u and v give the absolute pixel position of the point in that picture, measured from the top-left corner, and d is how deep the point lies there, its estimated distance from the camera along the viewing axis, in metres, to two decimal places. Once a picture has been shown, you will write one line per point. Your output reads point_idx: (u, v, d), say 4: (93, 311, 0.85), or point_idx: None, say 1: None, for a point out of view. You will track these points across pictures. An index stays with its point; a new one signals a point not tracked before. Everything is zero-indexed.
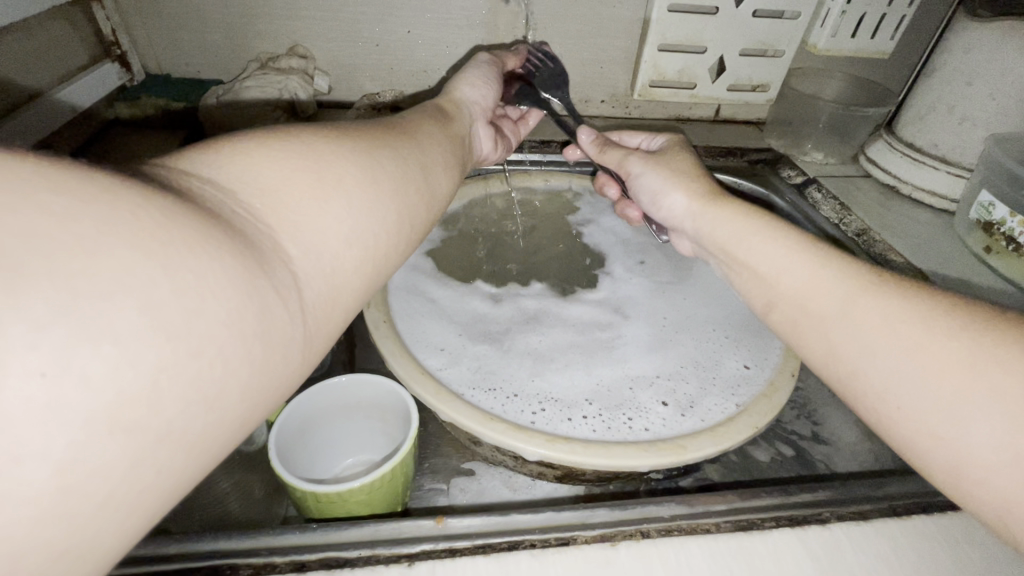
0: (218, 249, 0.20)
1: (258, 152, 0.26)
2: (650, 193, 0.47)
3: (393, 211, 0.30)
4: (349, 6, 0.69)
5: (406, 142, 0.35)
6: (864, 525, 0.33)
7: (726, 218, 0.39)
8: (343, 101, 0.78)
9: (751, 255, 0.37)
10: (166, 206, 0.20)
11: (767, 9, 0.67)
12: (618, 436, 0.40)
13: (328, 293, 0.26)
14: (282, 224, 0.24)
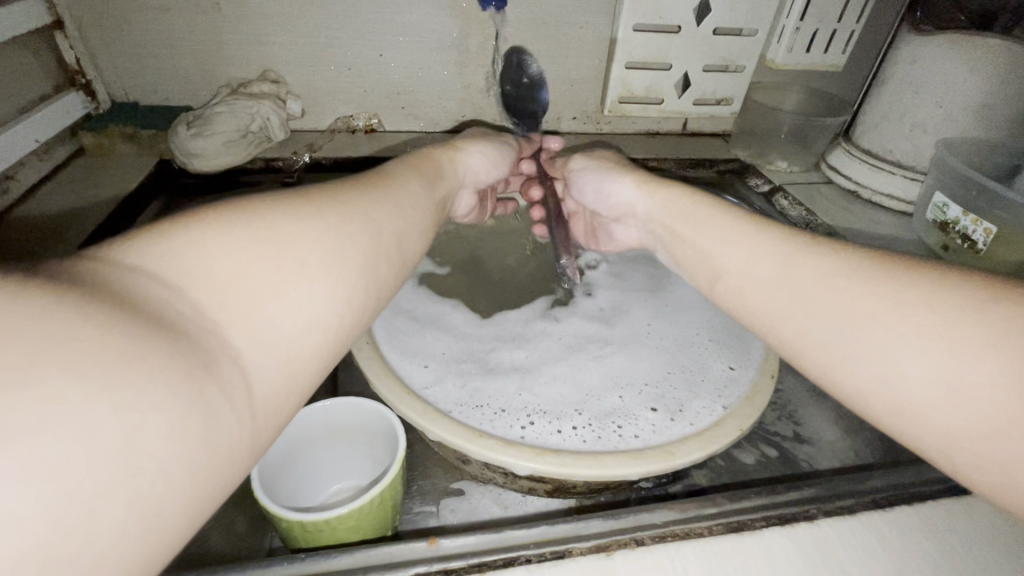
0: (159, 355, 0.19)
1: (210, 238, 0.25)
2: (596, 184, 0.53)
3: (359, 287, 0.30)
4: (320, 30, 0.69)
5: (373, 201, 0.35)
6: (849, 519, 0.34)
7: (706, 218, 0.41)
8: (317, 125, 0.78)
9: (710, 249, 0.39)
10: (104, 320, 0.19)
11: (726, 28, 0.70)
12: (609, 446, 0.40)
13: (282, 384, 0.24)
14: (234, 318, 0.23)
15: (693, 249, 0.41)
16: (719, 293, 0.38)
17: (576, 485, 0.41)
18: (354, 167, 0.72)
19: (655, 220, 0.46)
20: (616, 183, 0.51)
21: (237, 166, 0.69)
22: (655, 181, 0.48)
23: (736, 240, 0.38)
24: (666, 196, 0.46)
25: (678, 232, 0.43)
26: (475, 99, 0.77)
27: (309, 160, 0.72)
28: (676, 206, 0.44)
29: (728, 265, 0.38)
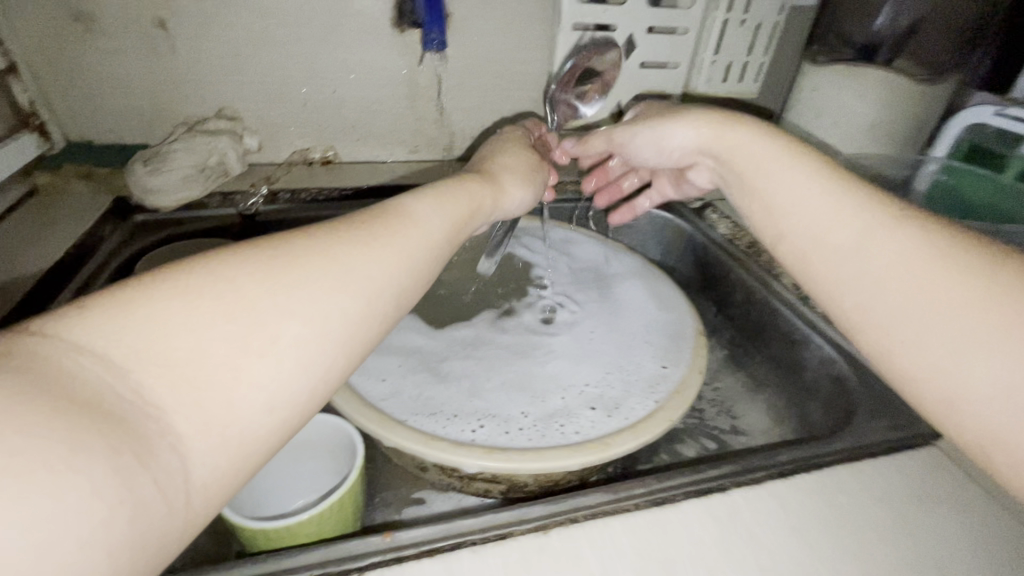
0: (86, 456, 0.20)
1: (172, 313, 0.24)
2: (651, 141, 0.53)
3: (337, 359, 0.29)
4: (275, 69, 0.73)
5: (374, 257, 0.33)
6: (757, 489, 0.38)
7: (773, 166, 0.42)
8: (274, 158, 0.80)
9: (777, 208, 0.41)
10: (27, 424, 0.19)
11: (652, 62, 0.77)
12: (551, 441, 0.44)
13: (228, 466, 0.25)
14: (182, 403, 0.23)
15: (760, 205, 0.43)
16: (781, 251, 0.41)
17: (527, 484, 0.45)
18: (310, 199, 0.75)
19: (726, 164, 0.47)
20: (673, 136, 0.51)
21: (194, 202, 0.71)
22: (725, 121, 0.47)
23: (807, 190, 0.39)
24: (732, 143, 0.46)
25: (744, 181, 0.45)
26: (427, 130, 0.82)
27: (268, 193, 0.74)
28: (748, 151, 0.45)
29: (798, 221, 0.39)
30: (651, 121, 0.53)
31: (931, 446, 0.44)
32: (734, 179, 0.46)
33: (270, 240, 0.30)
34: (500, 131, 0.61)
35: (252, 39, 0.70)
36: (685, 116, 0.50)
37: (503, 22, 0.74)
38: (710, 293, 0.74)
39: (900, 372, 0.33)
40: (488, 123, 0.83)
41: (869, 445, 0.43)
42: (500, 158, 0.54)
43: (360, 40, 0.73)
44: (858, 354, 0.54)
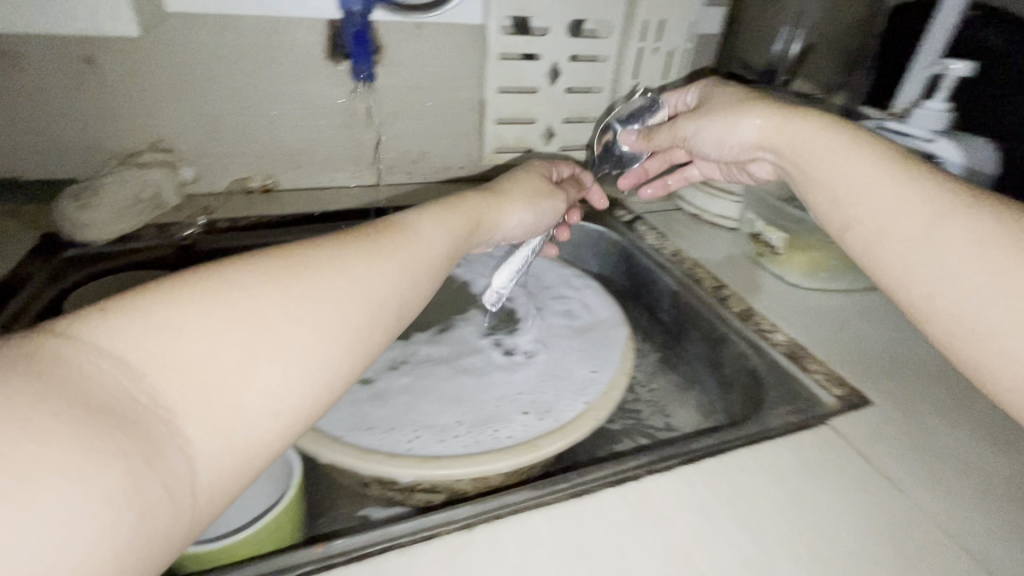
0: (101, 459, 0.22)
1: (189, 321, 0.27)
2: (714, 135, 0.54)
3: (341, 366, 0.32)
4: (211, 100, 0.74)
5: (376, 271, 0.36)
6: (668, 475, 0.41)
7: (837, 157, 0.43)
8: (213, 187, 0.80)
9: (841, 200, 0.43)
10: (43, 431, 0.21)
11: (577, 87, 0.82)
12: (485, 446, 0.47)
13: (231, 467, 0.27)
14: (192, 407, 0.26)
15: (824, 195, 0.44)
16: (847, 240, 0.43)
17: (466, 490, 0.47)
18: (251, 228, 0.76)
19: (787, 159, 0.48)
20: (735, 131, 0.51)
21: (128, 235, 0.72)
22: (785, 115, 0.48)
23: (872, 178, 0.41)
24: (794, 135, 0.47)
25: (806, 172, 0.46)
26: (368, 156, 0.84)
27: (205, 224, 0.75)
28: (810, 144, 0.45)
29: (869, 214, 0.41)
30: (714, 115, 0.53)
31: (825, 425, 0.47)
32: (800, 170, 0.47)
33: (282, 253, 0.33)
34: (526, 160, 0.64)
35: (187, 72, 0.71)
36: (750, 110, 0.50)
37: (436, 53, 0.78)
38: (642, 301, 0.78)
39: (979, 362, 0.35)
40: (428, 148, 0.86)
41: (773, 428, 0.47)
42: (515, 184, 0.56)
43: (296, 71, 0.75)
44: (767, 347, 0.58)
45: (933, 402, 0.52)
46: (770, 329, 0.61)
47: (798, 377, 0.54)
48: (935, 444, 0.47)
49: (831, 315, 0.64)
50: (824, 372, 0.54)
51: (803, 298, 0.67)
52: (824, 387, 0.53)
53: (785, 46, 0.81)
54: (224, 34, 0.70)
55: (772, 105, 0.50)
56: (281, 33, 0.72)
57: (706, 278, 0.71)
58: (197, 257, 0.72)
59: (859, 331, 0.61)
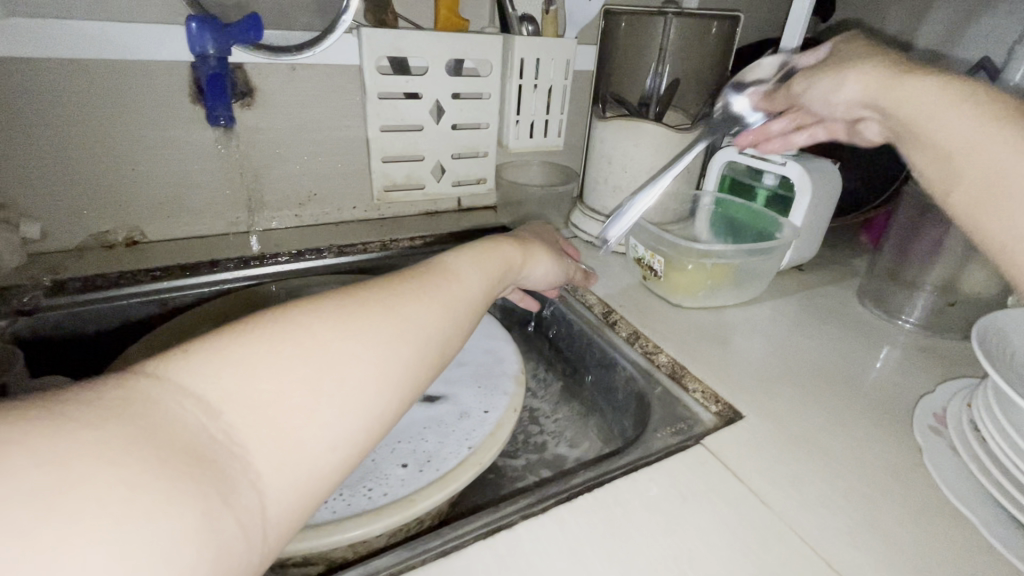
0: (184, 499, 0.23)
1: (260, 359, 0.29)
2: (821, 95, 0.51)
3: (394, 398, 0.33)
4: (57, 151, 0.66)
5: (423, 308, 0.38)
6: (541, 518, 0.40)
7: (942, 110, 0.39)
8: (64, 244, 0.72)
9: (948, 157, 0.39)
10: (134, 475, 0.22)
11: (464, 123, 0.84)
12: (358, 507, 0.44)
13: (295, 500, 0.28)
14: (260, 444, 0.27)
15: (933, 155, 0.40)
16: (954, 202, 0.40)
17: (344, 557, 0.44)
18: (108, 286, 0.68)
19: (893, 119, 0.44)
20: (838, 90, 0.49)
21: None
22: (894, 74, 0.44)
23: (990, 139, 0.36)
24: (893, 94, 0.43)
25: (908, 130, 0.42)
26: (246, 200, 0.80)
27: (53, 284, 0.67)
28: (907, 96, 0.42)
29: (976, 171, 0.37)
30: (823, 74, 0.51)
31: (699, 444, 0.48)
32: (901, 127, 0.43)
33: (339, 292, 0.35)
34: (533, 226, 0.69)
35: (26, 121, 0.64)
36: (854, 67, 0.47)
37: (315, 94, 0.76)
38: (542, 330, 0.78)
39: None
40: (315, 189, 0.83)
41: (652, 452, 0.47)
42: (531, 240, 0.60)
43: (157, 117, 0.70)
44: (650, 369, 0.60)
45: (797, 406, 0.54)
46: (654, 351, 0.62)
47: (678, 397, 0.55)
48: (799, 446, 0.49)
49: (708, 333, 0.67)
50: (702, 389, 0.56)
51: (684, 316, 0.70)
52: (702, 404, 0.54)
53: (654, 83, 0.90)
54: (67, 80, 0.64)
55: (883, 62, 0.46)
56: (133, 77, 0.67)
57: (595, 303, 0.72)
58: (44, 320, 0.64)
59: (732, 345, 0.64)
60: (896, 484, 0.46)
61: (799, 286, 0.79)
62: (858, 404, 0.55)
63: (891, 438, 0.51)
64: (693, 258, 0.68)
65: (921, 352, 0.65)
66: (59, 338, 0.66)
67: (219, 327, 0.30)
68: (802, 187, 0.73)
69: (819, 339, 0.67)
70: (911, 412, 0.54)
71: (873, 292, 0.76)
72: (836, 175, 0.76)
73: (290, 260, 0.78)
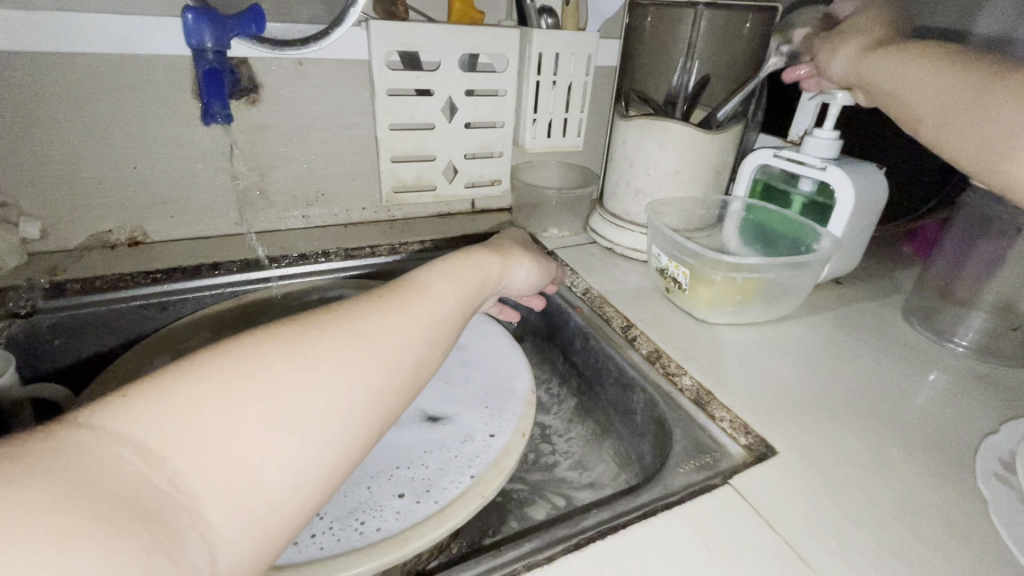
0: (123, 563, 0.20)
1: (208, 398, 0.25)
2: (823, 59, 0.62)
3: (362, 430, 0.30)
4: (55, 147, 0.64)
5: (395, 327, 0.34)
6: (546, 569, 0.36)
7: (896, 71, 0.53)
8: (66, 244, 0.70)
9: (907, 98, 0.52)
10: (67, 536, 0.19)
11: (478, 122, 0.80)
12: (347, 544, 0.40)
13: (250, 549, 0.25)
14: (210, 490, 0.24)
15: (897, 106, 0.54)
16: (920, 130, 0.52)
17: None
18: (107, 287, 0.66)
19: (868, 88, 0.58)
20: (830, 61, 0.61)
21: None
22: (867, 52, 0.57)
23: (925, 81, 0.51)
24: (866, 70, 0.57)
25: (879, 89, 0.56)
26: (251, 200, 0.77)
27: (50, 286, 0.65)
28: (875, 68, 0.56)
29: (924, 106, 0.51)
30: (827, 40, 0.62)
31: (726, 484, 0.43)
32: (871, 88, 0.57)
33: (297, 317, 0.32)
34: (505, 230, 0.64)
35: (24, 116, 0.61)
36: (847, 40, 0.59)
37: (322, 90, 0.73)
38: (557, 343, 0.73)
39: None
40: (322, 189, 0.80)
41: (672, 492, 0.43)
42: (506, 244, 0.56)
43: (160, 113, 0.67)
44: (672, 393, 0.55)
45: (837, 441, 0.49)
46: (676, 372, 0.57)
47: (703, 426, 0.50)
48: (839, 490, 0.44)
49: (735, 352, 0.61)
50: (730, 418, 0.51)
51: (709, 333, 0.65)
52: (729, 435, 0.49)
53: (682, 79, 0.82)
54: (64, 76, 0.61)
55: (867, 38, 0.58)
56: (134, 72, 0.64)
57: (615, 316, 0.67)
58: (41, 323, 0.62)
59: (762, 367, 0.59)
60: (952, 540, 0.40)
61: (836, 301, 0.73)
62: (907, 440, 0.50)
63: (945, 486, 0.45)
64: (722, 270, 0.63)
65: (976, 381, 0.59)
66: (54, 342, 0.64)
67: (165, 365, 0.26)
68: (843, 196, 0.67)
69: (859, 362, 0.61)
70: (972, 455, 0.48)
71: (919, 311, 0.70)
72: (880, 181, 0.69)
73: (294, 263, 0.75)
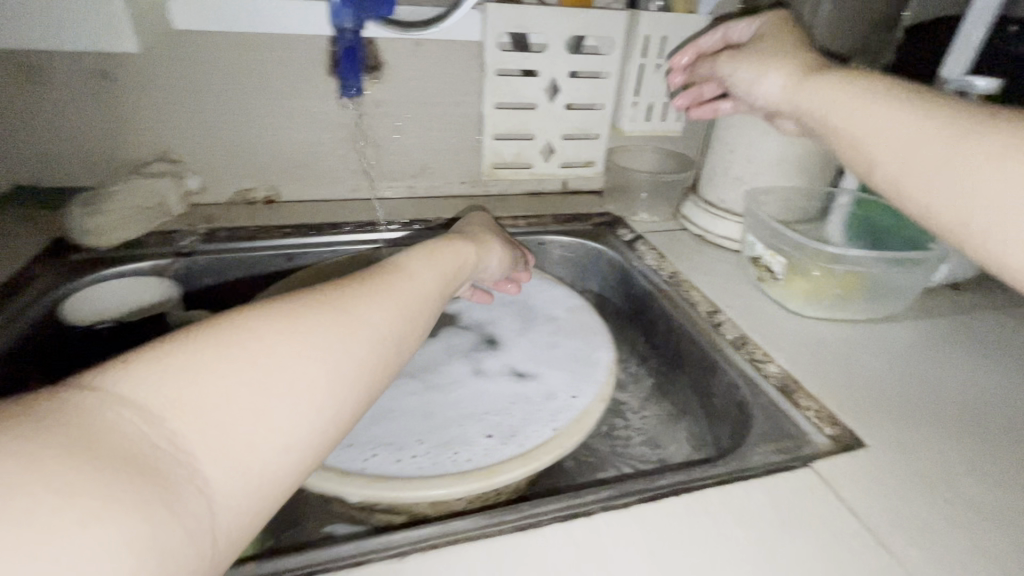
0: (120, 512, 0.21)
1: (203, 363, 0.26)
2: (743, 83, 0.53)
3: (349, 399, 0.32)
4: (215, 114, 0.75)
5: (376, 306, 0.36)
6: (623, 512, 0.39)
7: (843, 99, 0.42)
8: (217, 198, 0.82)
9: (859, 138, 0.40)
10: (69, 485, 0.21)
11: (578, 104, 0.82)
12: (441, 469, 0.46)
13: (247, 504, 0.26)
14: (207, 446, 0.25)
15: (847, 143, 0.41)
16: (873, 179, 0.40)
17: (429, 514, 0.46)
18: (249, 236, 0.77)
19: (808, 119, 0.46)
20: (760, 83, 0.50)
21: (132, 240, 0.74)
22: (804, 75, 0.46)
23: (884, 120, 0.38)
24: (808, 94, 0.45)
25: (827, 125, 0.43)
26: (367, 169, 0.85)
27: (205, 233, 0.77)
28: (813, 96, 0.45)
29: (878, 151, 0.38)
30: (749, 62, 0.52)
31: (806, 467, 0.44)
32: (805, 110, 0.46)
33: (283, 297, 0.33)
34: (466, 219, 0.67)
35: (193, 86, 0.73)
36: (774, 64, 0.49)
37: (435, 69, 0.78)
38: (639, 323, 0.75)
39: None
40: (426, 163, 0.86)
41: (749, 467, 0.43)
42: (470, 232, 0.59)
43: (298, 87, 0.76)
44: (757, 379, 0.54)
45: (935, 446, 0.47)
46: (762, 359, 0.57)
47: (788, 414, 0.50)
48: (931, 491, 0.43)
49: (828, 347, 0.60)
50: (816, 409, 0.50)
51: (799, 326, 0.63)
52: (815, 425, 0.48)
53: None
54: (227, 51, 0.72)
55: (797, 61, 0.48)
56: (282, 49, 0.73)
57: (702, 301, 0.68)
58: (197, 263, 0.74)
59: (856, 364, 0.57)
60: None
61: (952, 307, 0.68)
62: (1016, 455, 0.47)
63: None
64: (821, 263, 0.62)
65: None
66: (207, 279, 0.75)
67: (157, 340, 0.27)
68: None
69: (972, 371, 0.57)
70: None
71: None
72: None
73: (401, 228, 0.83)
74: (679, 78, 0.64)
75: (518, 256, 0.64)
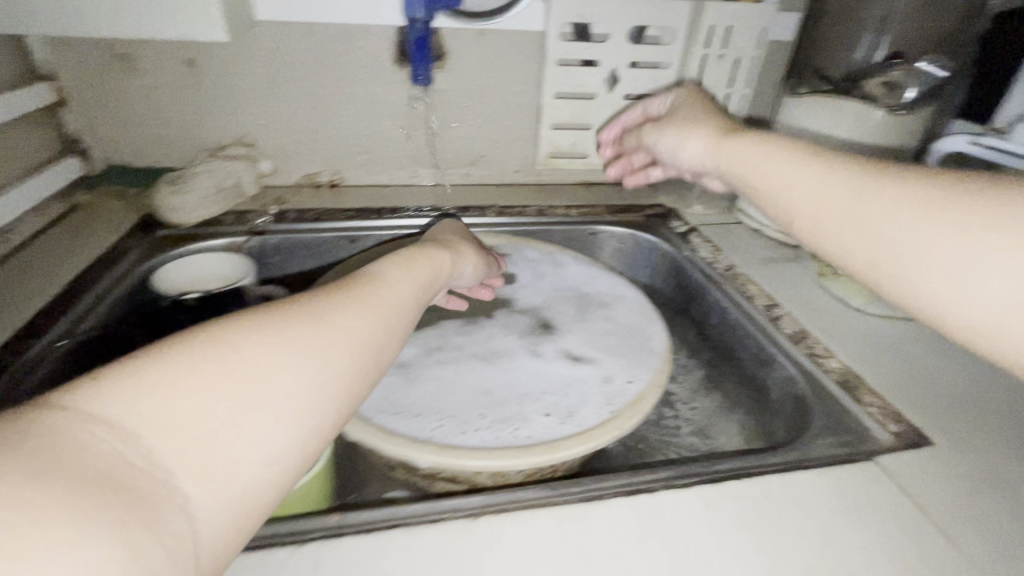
0: (98, 533, 0.20)
1: (180, 378, 0.25)
2: (667, 150, 0.57)
3: (330, 411, 0.31)
4: (288, 100, 0.79)
5: (355, 314, 0.35)
6: (684, 492, 0.40)
7: (760, 159, 0.46)
8: (286, 180, 0.86)
9: (778, 199, 0.44)
10: (39, 508, 0.19)
11: (637, 94, 0.82)
12: (504, 441, 0.48)
13: (230, 521, 0.25)
14: (187, 464, 0.24)
15: (768, 203, 0.45)
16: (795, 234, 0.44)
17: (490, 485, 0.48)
18: (316, 218, 0.81)
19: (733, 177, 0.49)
20: (681, 149, 0.55)
21: (209, 219, 0.78)
22: (722, 137, 0.51)
23: (789, 183, 0.43)
24: (728, 156, 0.49)
25: (749, 184, 0.47)
26: (426, 155, 0.88)
27: (276, 214, 0.81)
28: (735, 157, 0.48)
29: (798, 212, 0.42)
30: (670, 129, 0.56)
31: (869, 461, 0.43)
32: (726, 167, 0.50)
33: (257, 308, 0.32)
34: (434, 226, 0.66)
35: (270, 74, 0.77)
36: (692, 129, 0.54)
37: (496, 58, 0.80)
38: (691, 314, 0.75)
39: None
40: (483, 151, 0.88)
41: (810, 458, 0.43)
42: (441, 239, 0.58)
43: (366, 76, 0.79)
44: (817, 374, 0.54)
45: (1007, 451, 0.46)
46: (823, 354, 0.56)
47: (849, 409, 0.49)
48: (1001, 495, 0.42)
49: (892, 345, 0.58)
50: (879, 406, 0.49)
51: (861, 324, 0.62)
52: (878, 422, 0.48)
53: (867, 56, 0.75)
54: (302, 41, 0.75)
55: (714, 126, 0.53)
56: (353, 38, 0.76)
57: (759, 295, 0.67)
58: (268, 241, 0.78)
59: (922, 364, 0.56)
60: None
61: None
62: None
63: None
64: None
65: None
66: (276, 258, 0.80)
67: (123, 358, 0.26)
68: None
69: None
70: None
71: None
72: None
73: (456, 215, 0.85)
74: (610, 151, 0.70)
75: (492, 262, 0.63)
